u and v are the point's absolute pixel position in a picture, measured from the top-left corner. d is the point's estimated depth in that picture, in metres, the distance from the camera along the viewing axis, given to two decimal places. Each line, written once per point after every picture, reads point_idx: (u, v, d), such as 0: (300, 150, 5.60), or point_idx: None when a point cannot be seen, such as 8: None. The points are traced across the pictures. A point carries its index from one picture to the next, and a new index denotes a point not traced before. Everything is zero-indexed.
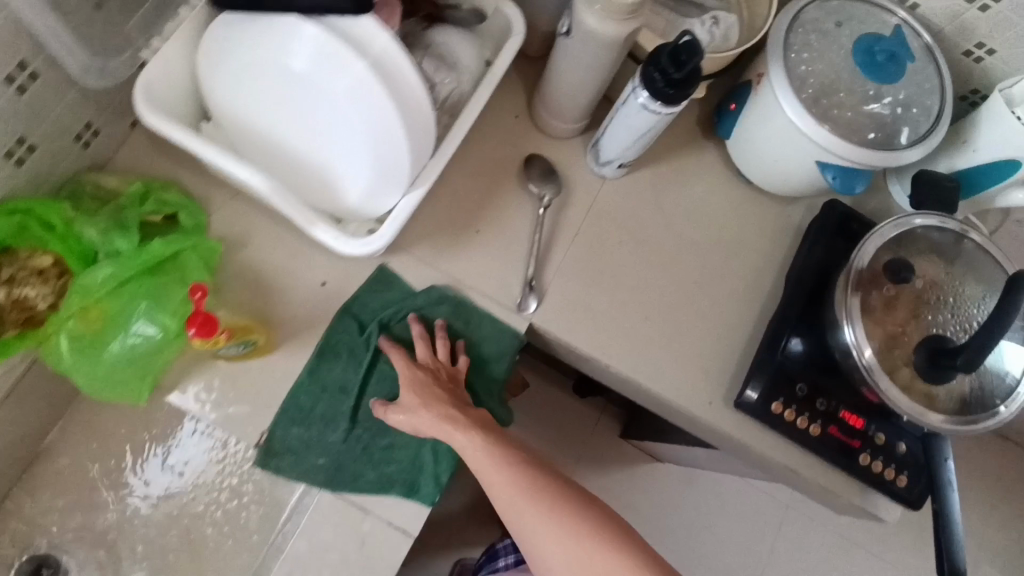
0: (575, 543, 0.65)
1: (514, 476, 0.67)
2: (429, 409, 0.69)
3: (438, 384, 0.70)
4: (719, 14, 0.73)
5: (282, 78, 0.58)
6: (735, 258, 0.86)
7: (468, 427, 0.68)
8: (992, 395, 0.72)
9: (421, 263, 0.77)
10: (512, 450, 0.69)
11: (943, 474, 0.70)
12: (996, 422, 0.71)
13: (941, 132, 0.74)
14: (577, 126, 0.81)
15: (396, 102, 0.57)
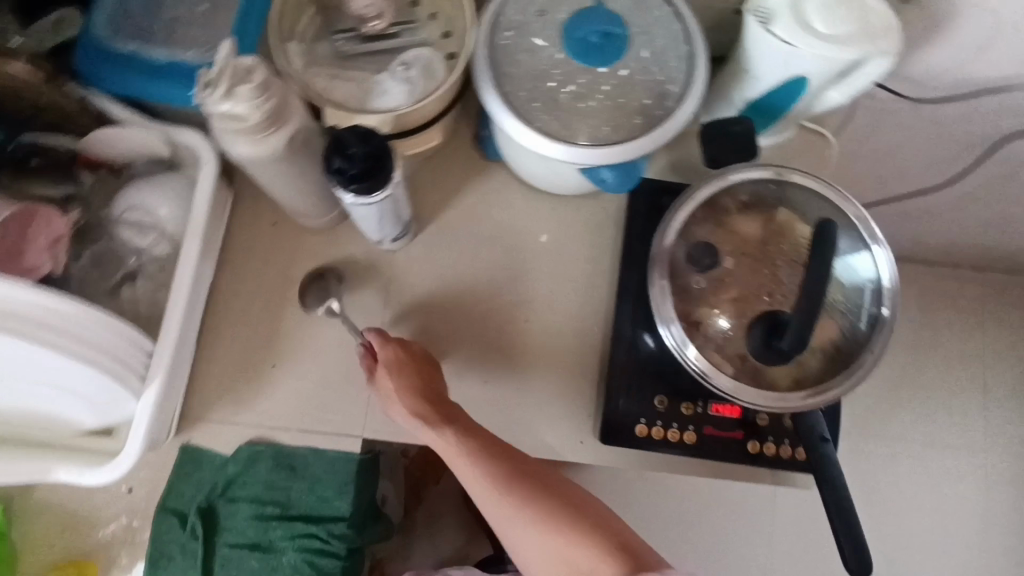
0: (553, 534, 0.60)
1: (484, 474, 0.63)
2: (408, 400, 0.66)
3: (416, 376, 0.67)
4: (407, 55, 0.63)
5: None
6: (562, 276, 0.78)
7: (436, 423, 0.65)
8: (862, 329, 0.68)
9: (226, 425, 0.71)
10: (484, 439, 0.65)
11: (821, 454, 0.64)
12: (875, 357, 0.66)
13: (703, 79, 0.64)
14: (335, 213, 0.72)
15: (40, 335, 0.51)
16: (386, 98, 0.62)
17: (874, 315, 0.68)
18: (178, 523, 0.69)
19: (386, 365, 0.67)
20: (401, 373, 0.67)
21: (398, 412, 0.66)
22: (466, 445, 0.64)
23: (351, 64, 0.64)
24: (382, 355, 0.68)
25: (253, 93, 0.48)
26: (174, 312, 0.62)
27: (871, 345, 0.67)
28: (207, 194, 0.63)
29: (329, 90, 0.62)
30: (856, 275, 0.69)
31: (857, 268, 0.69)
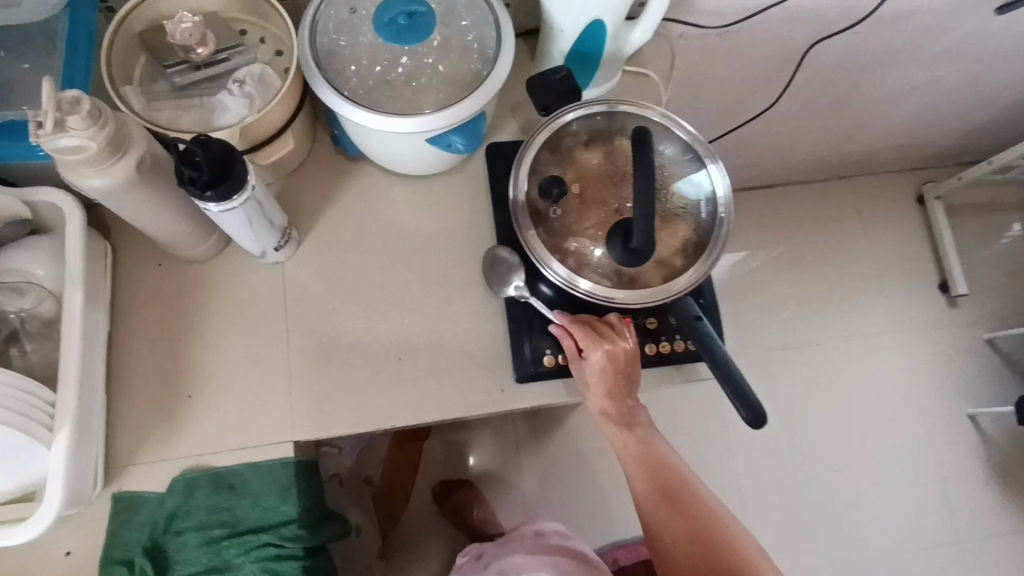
0: (682, 534, 0.74)
1: (645, 470, 0.78)
2: (599, 397, 0.76)
3: (614, 381, 0.75)
4: (239, 74, 0.68)
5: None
6: (446, 247, 0.84)
7: (622, 425, 0.78)
8: (709, 217, 0.77)
9: (153, 464, 0.72)
10: (654, 453, 0.78)
11: (698, 330, 0.71)
12: (724, 237, 0.75)
13: (511, 36, 0.71)
14: (214, 239, 0.75)
15: None
16: (229, 115, 0.68)
17: (711, 210, 0.77)
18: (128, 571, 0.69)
19: (592, 365, 0.73)
20: (603, 374, 0.74)
21: (590, 400, 0.77)
22: (641, 451, 0.78)
23: (190, 96, 0.69)
24: (594, 353, 0.73)
25: (85, 123, 0.52)
26: (70, 359, 0.63)
27: (719, 225, 0.76)
28: (77, 245, 0.66)
29: (175, 121, 0.67)
30: (693, 179, 0.78)
31: (697, 180, 0.77)
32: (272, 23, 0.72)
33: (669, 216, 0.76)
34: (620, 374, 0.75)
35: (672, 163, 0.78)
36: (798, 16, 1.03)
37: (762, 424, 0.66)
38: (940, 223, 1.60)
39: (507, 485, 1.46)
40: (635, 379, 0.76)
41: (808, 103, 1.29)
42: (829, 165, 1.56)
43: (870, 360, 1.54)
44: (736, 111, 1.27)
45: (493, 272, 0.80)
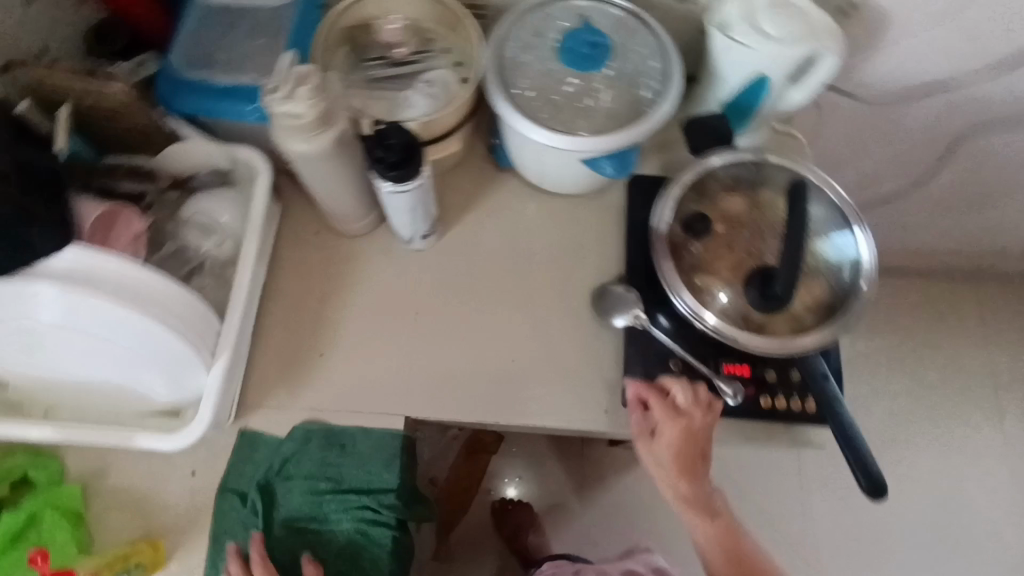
0: None
1: (724, 557, 0.79)
2: (673, 478, 0.76)
3: (689, 458, 0.75)
4: (429, 76, 0.76)
5: (22, 334, 0.61)
6: (571, 264, 0.88)
7: (699, 511, 0.77)
8: (848, 277, 0.75)
9: (279, 410, 0.78)
10: (733, 535, 0.79)
11: (824, 390, 0.71)
12: (863, 300, 0.74)
13: (680, 77, 0.76)
14: (368, 219, 0.83)
15: (143, 304, 0.61)
16: (412, 109, 0.75)
17: (848, 268, 0.76)
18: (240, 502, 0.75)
19: (665, 441, 0.74)
20: (676, 452, 0.74)
21: (663, 482, 0.77)
22: (720, 536, 0.79)
23: (379, 87, 0.76)
24: (668, 432, 0.73)
25: (310, 94, 0.60)
26: (237, 297, 0.71)
27: (859, 286, 0.75)
28: (262, 202, 0.74)
29: (364, 106, 0.74)
30: (836, 244, 0.77)
31: (840, 244, 0.76)
32: (458, 34, 0.79)
33: (806, 272, 0.75)
34: (692, 450, 0.75)
35: (817, 223, 0.78)
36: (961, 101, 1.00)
37: (883, 497, 0.66)
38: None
39: (564, 515, 1.45)
40: (709, 455, 0.76)
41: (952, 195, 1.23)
42: (966, 267, 1.45)
43: (982, 477, 1.37)
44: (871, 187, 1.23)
45: (606, 306, 0.83)
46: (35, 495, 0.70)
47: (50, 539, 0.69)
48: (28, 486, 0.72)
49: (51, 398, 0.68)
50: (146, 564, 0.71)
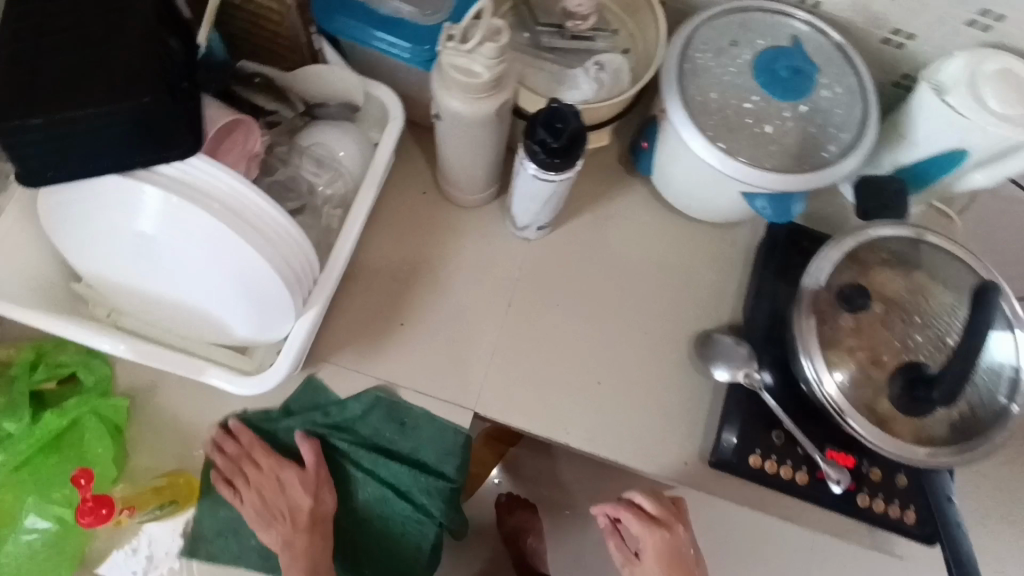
0: None
1: None
2: None
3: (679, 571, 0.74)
4: (601, 58, 0.68)
5: (118, 242, 0.55)
6: (682, 296, 0.80)
7: None
8: (996, 387, 0.67)
9: (348, 371, 0.73)
10: None
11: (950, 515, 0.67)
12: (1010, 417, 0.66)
13: (874, 130, 0.68)
14: (485, 193, 0.77)
15: (261, 244, 0.53)
16: (575, 90, 0.67)
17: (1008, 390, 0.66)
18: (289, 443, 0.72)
19: (651, 552, 0.75)
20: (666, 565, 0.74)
21: None
22: None
23: (544, 57, 0.69)
24: (648, 544, 0.75)
25: (495, 53, 0.52)
26: (342, 245, 0.65)
27: (1004, 400, 0.66)
28: (389, 149, 0.68)
29: (524, 75, 0.67)
30: (994, 355, 0.67)
31: (996, 352, 0.67)
32: (634, 21, 0.74)
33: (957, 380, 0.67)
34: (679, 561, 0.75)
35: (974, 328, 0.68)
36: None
37: None
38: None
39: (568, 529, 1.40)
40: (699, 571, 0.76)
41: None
42: None
43: None
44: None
45: (712, 352, 0.76)
46: (82, 396, 0.66)
47: (89, 447, 0.66)
48: (76, 385, 0.67)
49: (125, 307, 0.62)
50: (180, 500, 0.68)
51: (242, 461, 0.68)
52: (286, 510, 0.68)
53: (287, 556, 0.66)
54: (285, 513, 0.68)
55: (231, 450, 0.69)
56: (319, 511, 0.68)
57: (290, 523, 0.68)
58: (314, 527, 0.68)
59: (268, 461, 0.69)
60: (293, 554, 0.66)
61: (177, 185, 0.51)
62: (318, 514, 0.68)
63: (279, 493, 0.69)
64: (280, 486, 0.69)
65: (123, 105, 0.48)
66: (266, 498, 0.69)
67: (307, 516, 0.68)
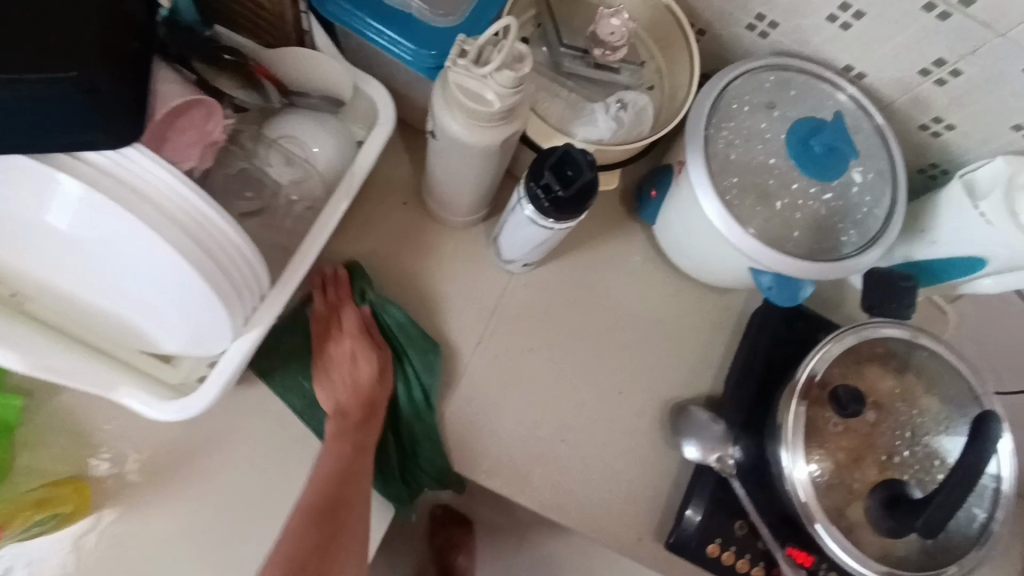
0: None
1: None
2: None
3: None
4: (624, 95, 0.61)
5: (33, 224, 0.45)
6: (665, 358, 0.75)
7: None
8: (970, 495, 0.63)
9: (288, 392, 0.66)
10: None
11: None
12: (978, 524, 0.63)
13: (899, 226, 0.62)
14: (473, 216, 0.70)
15: (202, 260, 0.45)
16: (590, 128, 0.60)
17: (983, 522, 0.62)
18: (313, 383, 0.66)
19: None
20: None
21: None
22: None
23: (562, 83, 0.62)
24: None
25: (512, 83, 0.45)
26: (303, 258, 0.56)
27: (975, 510, 0.63)
28: (371, 155, 0.60)
29: (536, 100, 0.61)
30: None
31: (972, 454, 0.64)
32: (664, 59, 0.68)
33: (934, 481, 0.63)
34: None
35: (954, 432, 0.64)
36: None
37: None
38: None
39: None
40: None
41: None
42: None
43: None
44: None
45: (686, 425, 0.70)
46: None
47: None
48: None
49: (31, 296, 0.53)
50: (65, 513, 0.60)
51: (331, 314, 0.66)
52: (346, 384, 0.64)
53: (336, 424, 0.62)
54: (346, 385, 0.64)
55: (330, 298, 0.67)
56: (379, 403, 0.65)
57: (349, 393, 0.64)
58: (369, 415, 0.65)
59: (355, 326, 0.66)
60: (341, 423, 0.63)
61: (109, 175, 0.42)
62: (377, 402, 0.65)
63: (345, 365, 0.65)
64: (350, 358, 0.65)
65: (56, 86, 0.41)
66: (332, 358, 0.65)
67: (365, 397, 0.64)
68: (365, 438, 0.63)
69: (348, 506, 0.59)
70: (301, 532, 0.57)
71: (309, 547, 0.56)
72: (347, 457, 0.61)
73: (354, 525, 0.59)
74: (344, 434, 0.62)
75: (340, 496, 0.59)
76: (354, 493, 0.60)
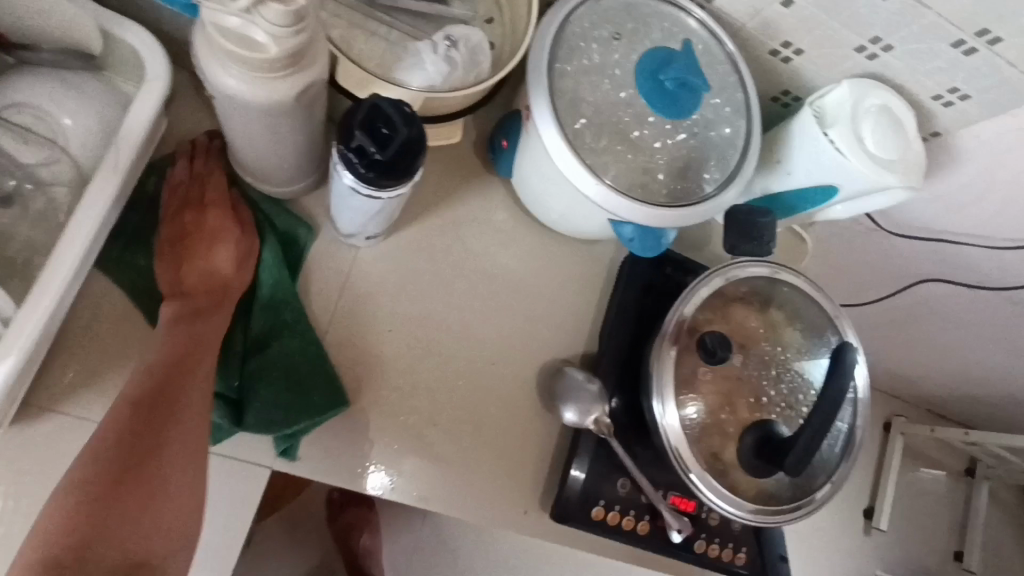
0: None
1: None
2: None
3: None
4: (452, 31, 0.52)
5: None
6: (537, 319, 0.70)
7: None
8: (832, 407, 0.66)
9: (86, 423, 0.54)
10: None
11: (776, 549, 0.70)
12: (839, 434, 0.66)
13: (756, 159, 0.59)
14: (300, 183, 0.60)
15: None
16: (417, 73, 0.51)
17: (846, 432, 0.66)
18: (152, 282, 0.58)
19: None
20: None
21: None
22: None
23: (378, 20, 0.52)
24: None
25: (282, 20, 0.35)
26: (57, 269, 0.45)
27: (837, 422, 0.66)
28: (142, 123, 0.48)
29: (348, 42, 0.51)
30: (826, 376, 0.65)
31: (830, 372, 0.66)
32: None
33: (797, 406, 0.64)
34: None
35: (810, 355, 0.66)
36: (982, 299, 0.90)
37: None
38: (982, 517, 1.18)
39: None
40: None
41: (920, 372, 1.14)
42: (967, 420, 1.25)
43: None
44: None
45: (562, 389, 0.66)
46: None
47: None
48: None
49: None
50: None
51: (187, 185, 0.59)
52: (199, 264, 0.58)
53: (175, 307, 0.54)
54: (198, 266, 0.58)
55: (191, 168, 0.60)
56: (232, 288, 0.58)
57: (199, 276, 0.57)
58: (221, 298, 0.57)
59: (218, 206, 0.59)
60: (184, 306, 0.55)
61: None
62: (230, 288, 0.58)
63: (199, 242, 0.58)
64: (205, 235, 0.58)
65: None
66: (185, 233, 0.58)
67: (216, 283, 0.58)
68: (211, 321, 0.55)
69: (186, 386, 0.50)
70: (123, 421, 0.46)
71: (138, 436, 0.46)
72: (180, 342, 0.52)
73: (190, 412, 0.49)
74: (184, 318, 0.54)
75: (177, 374, 0.50)
76: (191, 372, 0.50)
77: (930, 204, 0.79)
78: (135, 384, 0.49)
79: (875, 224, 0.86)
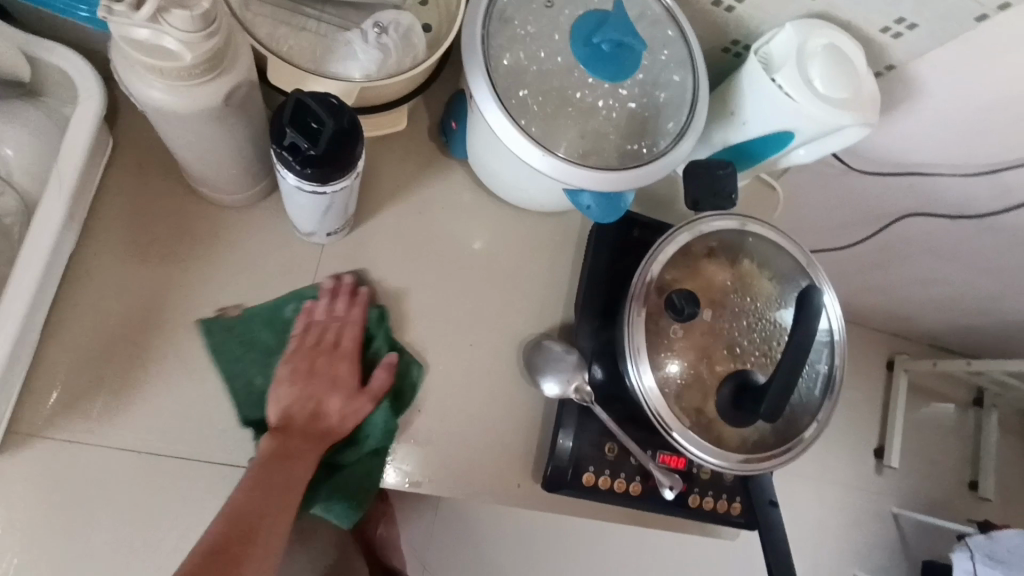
0: None
1: None
2: None
3: None
4: (381, 18, 0.53)
5: None
6: (512, 296, 0.70)
7: None
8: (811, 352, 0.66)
9: (72, 444, 0.55)
10: None
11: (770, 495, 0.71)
12: (819, 375, 0.66)
13: (706, 109, 0.59)
14: (257, 186, 0.61)
15: None
16: (350, 63, 0.51)
17: (825, 374, 0.66)
18: (121, 315, 0.58)
19: None
20: None
21: None
22: None
23: (307, 17, 0.53)
24: None
25: (191, 24, 0.36)
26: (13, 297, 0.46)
27: (818, 364, 0.66)
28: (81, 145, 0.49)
29: (276, 40, 0.51)
30: None
31: None
32: None
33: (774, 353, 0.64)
34: None
35: (784, 301, 0.66)
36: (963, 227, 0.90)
37: None
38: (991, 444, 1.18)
39: None
40: None
41: (915, 308, 1.14)
42: (971, 351, 1.25)
43: None
44: (827, 272, 1.15)
45: (541, 361, 0.67)
46: None
47: None
48: None
49: None
50: None
51: (325, 323, 0.61)
52: (311, 401, 0.58)
53: (276, 444, 0.56)
54: (309, 403, 0.58)
55: (337, 309, 0.62)
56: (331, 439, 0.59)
57: (305, 414, 0.58)
58: (319, 441, 0.58)
59: (350, 346, 0.61)
60: (284, 440, 0.56)
61: None
62: (329, 435, 0.59)
63: (321, 384, 0.59)
64: (328, 379, 0.59)
65: None
66: (311, 368, 0.59)
67: (318, 425, 0.58)
68: (300, 470, 0.55)
69: (258, 536, 0.51)
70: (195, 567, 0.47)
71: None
72: (266, 489, 0.53)
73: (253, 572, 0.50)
74: (279, 458, 0.55)
75: (254, 527, 0.51)
76: (265, 522, 0.52)
77: (895, 138, 0.78)
78: (215, 523, 0.51)
79: (845, 164, 0.86)
